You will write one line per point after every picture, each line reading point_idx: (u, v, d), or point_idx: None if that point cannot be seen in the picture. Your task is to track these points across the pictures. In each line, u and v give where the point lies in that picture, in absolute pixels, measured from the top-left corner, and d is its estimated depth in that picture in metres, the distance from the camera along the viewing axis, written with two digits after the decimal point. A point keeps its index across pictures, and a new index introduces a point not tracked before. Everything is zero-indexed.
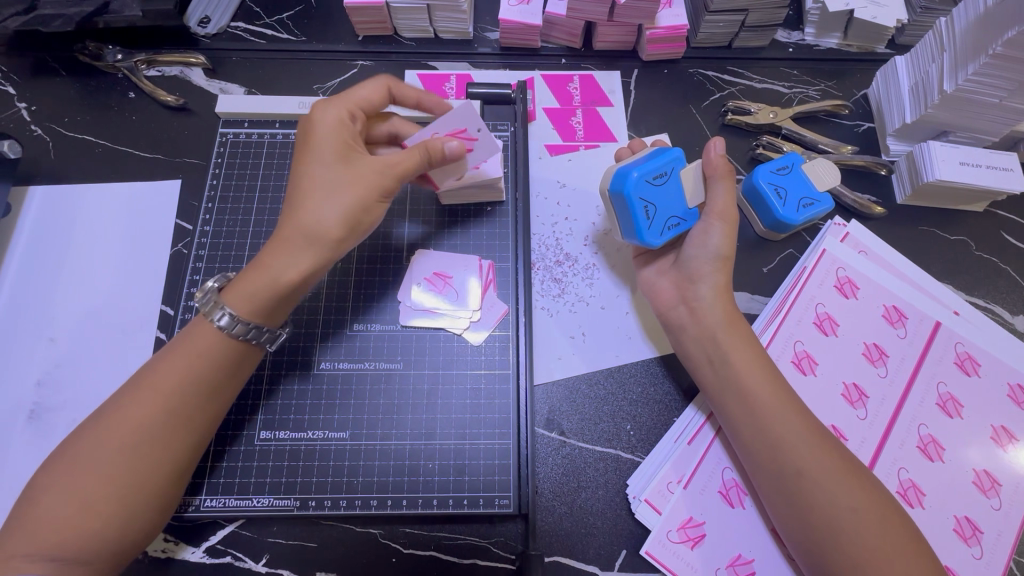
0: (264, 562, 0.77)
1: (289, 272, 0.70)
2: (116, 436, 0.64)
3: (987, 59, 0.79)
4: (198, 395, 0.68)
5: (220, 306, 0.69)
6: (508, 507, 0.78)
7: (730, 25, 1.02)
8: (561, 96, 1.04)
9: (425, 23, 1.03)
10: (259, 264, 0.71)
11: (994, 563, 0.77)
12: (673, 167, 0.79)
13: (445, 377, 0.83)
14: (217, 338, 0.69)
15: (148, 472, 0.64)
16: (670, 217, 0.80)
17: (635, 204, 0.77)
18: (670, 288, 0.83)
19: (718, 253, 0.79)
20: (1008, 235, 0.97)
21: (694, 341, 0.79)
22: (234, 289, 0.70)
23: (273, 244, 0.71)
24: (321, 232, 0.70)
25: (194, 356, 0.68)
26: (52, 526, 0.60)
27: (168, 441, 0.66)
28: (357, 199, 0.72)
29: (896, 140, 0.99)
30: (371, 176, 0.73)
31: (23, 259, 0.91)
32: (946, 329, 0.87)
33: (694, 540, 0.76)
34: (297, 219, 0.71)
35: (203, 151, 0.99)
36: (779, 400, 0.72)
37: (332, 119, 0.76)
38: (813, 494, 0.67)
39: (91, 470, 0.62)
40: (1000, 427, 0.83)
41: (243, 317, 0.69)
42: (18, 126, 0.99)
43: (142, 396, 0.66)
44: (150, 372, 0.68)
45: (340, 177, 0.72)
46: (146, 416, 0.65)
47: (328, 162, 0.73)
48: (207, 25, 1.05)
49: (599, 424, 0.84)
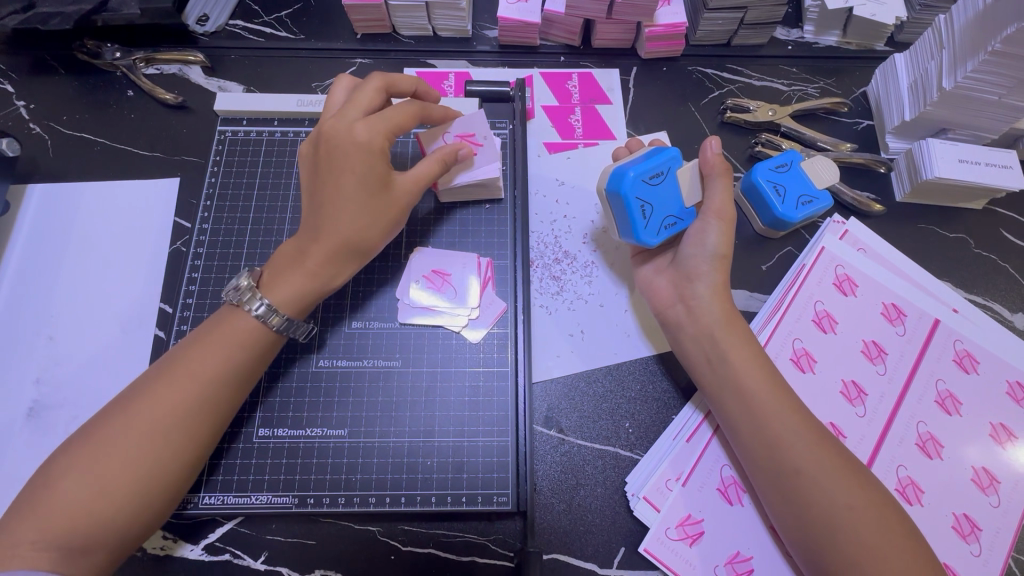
0: (263, 560, 0.77)
1: (330, 278, 0.76)
2: (143, 422, 0.64)
3: (985, 56, 0.79)
4: (227, 386, 0.69)
5: (259, 297, 0.72)
6: (506, 504, 0.78)
7: (729, 22, 1.02)
8: (560, 94, 1.04)
9: (424, 20, 1.03)
10: (300, 264, 0.74)
11: (993, 561, 0.77)
12: (669, 167, 0.80)
13: (444, 375, 0.83)
14: (256, 328, 0.71)
15: (170, 461, 0.65)
16: (667, 216, 0.80)
17: (633, 203, 0.78)
18: (668, 287, 0.84)
19: (715, 251, 0.79)
20: (1007, 233, 0.97)
21: (691, 340, 0.79)
22: (275, 289, 0.73)
23: (312, 249, 0.74)
24: (364, 246, 0.76)
25: (227, 345, 0.70)
26: (69, 510, 0.60)
27: (198, 426, 0.67)
28: (392, 215, 0.77)
29: (895, 138, 0.99)
30: (405, 194, 0.77)
31: (22, 257, 0.91)
32: (945, 326, 0.87)
33: (692, 538, 0.76)
34: (340, 232, 0.74)
35: (202, 149, 0.99)
36: (779, 400, 0.72)
37: (371, 136, 0.74)
38: (811, 494, 0.67)
39: (112, 456, 0.63)
40: (999, 425, 0.83)
41: (286, 313, 0.73)
42: (16, 124, 0.99)
43: (174, 379, 0.67)
44: (182, 359, 0.68)
45: (380, 195, 0.75)
46: (178, 400, 0.66)
47: (368, 179, 0.74)
48: (206, 23, 1.05)
49: (598, 422, 0.84)
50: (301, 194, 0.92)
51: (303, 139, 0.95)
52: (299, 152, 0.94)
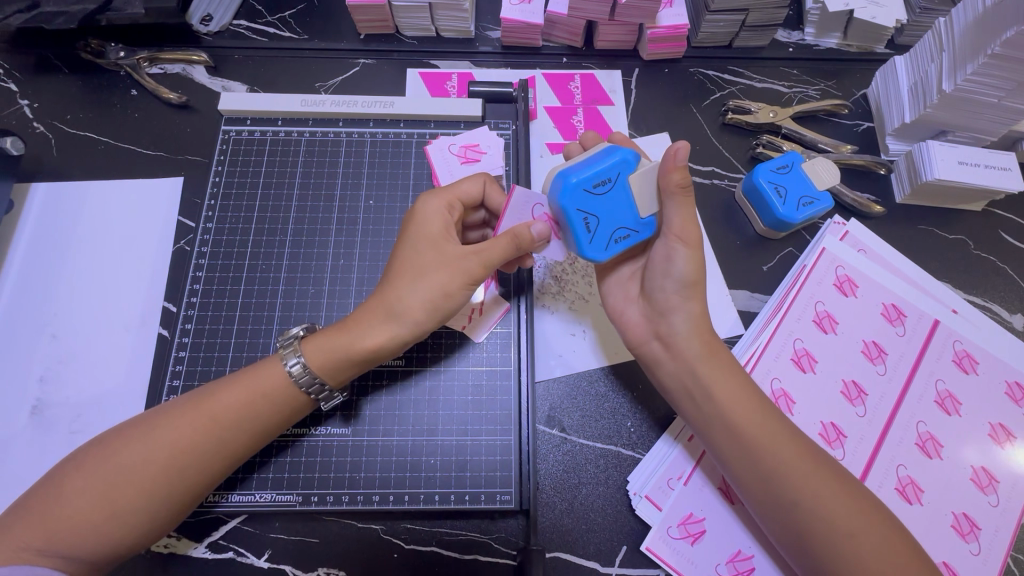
0: (266, 558, 0.77)
1: (372, 342, 0.70)
2: (162, 454, 0.64)
3: (985, 59, 0.79)
4: (249, 432, 0.68)
5: (297, 351, 0.71)
6: (509, 503, 0.78)
7: (730, 24, 1.03)
8: (562, 95, 1.05)
9: (427, 21, 1.04)
10: (346, 328, 0.71)
11: (992, 560, 0.77)
12: (619, 173, 0.70)
13: (447, 375, 0.83)
14: (284, 382, 0.70)
15: (178, 491, 0.65)
16: (616, 229, 0.72)
17: (573, 216, 0.70)
18: (641, 321, 0.80)
19: (681, 281, 0.74)
20: (1006, 234, 0.98)
21: (672, 376, 0.77)
22: (317, 341, 0.71)
23: (359, 310, 0.73)
24: (402, 309, 0.70)
25: (252, 390, 0.69)
26: (71, 528, 0.61)
27: (208, 463, 0.66)
28: (442, 286, 0.71)
29: (895, 140, 0.99)
30: (456, 261, 0.72)
31: (26, 256, 0.91)
32: (945, 327, 0.87)
33: (693, 536, 0.77)
34: (386, 293, 0.72)
35: (206, 148, 0.99)
36: (771, 432, 0.70)
37: (438, 211, 0.76)
38: (813, 525, 0.66)
39: (125, 479, 0.63)
40: (998, 425, 0.83)
41: (314, 369, 0.70)
42: (20, 123, 0.99)
43: (195, 416, 0.66)
44: (208, 395, 0.68)
45: (432, 260, 0.72)
46: (193, 438, 0.66)
47: (429, 248, 0.73)
48: (210, 22, 1.05)
49: (600, 421, 0.84)
50: (306, 193, 0.92)
51: (307, 138, 0.96)
52: (303, 152, 0.95)
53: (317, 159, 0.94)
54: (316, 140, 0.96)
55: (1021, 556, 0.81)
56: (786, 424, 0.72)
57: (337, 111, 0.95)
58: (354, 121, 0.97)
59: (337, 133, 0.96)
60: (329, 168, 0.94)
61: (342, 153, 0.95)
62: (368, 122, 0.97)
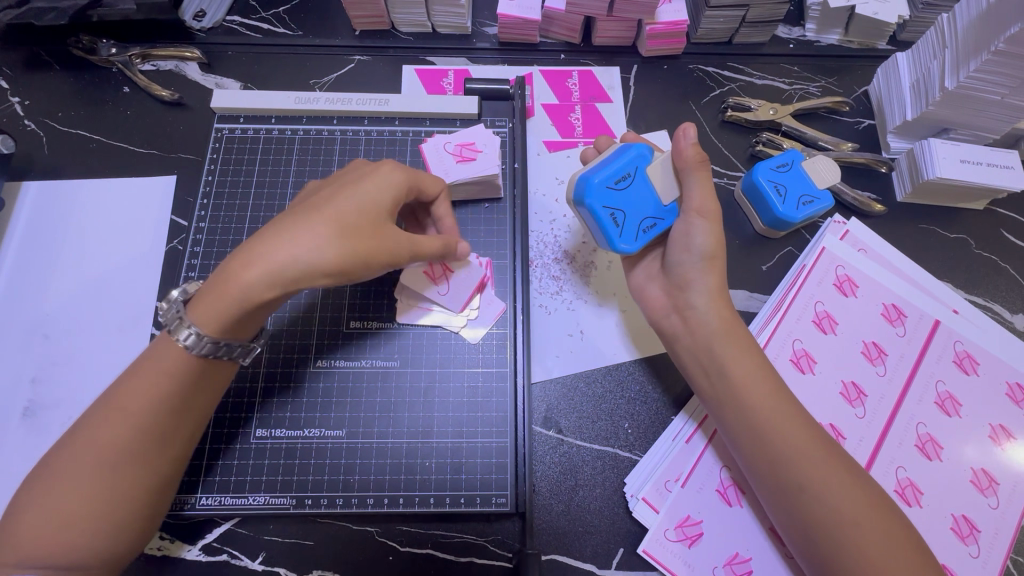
0: (261, 560, 0.77)
1: (260, 289, 0.62)
2: (93, 453, 0.61)
3: (988, 56, 0.78)
4: (171, 408, 0.64)
5: (188, 316, 0.64)
6: (504, 505, 0.77)
7: (731, 20, 1.01)
8: (559, 92, 1.04)
9: (423, 17, 1.02)
10: (227, 276, 0.63)
11: (992, 562, 0.77)
12: (637, 166, 0.76)
13: (442, 376, 0.83)
14: (182, 353, 0.64)
15: (130, 483, 0.62)
16: (643, 219, 0.76)
17: (600, 212, 0.74)
18: (662, 296, 0.80)
19: (702, 253, 0.74)
20: (1008, 232, 0.97)
21: (687, 350, 0.76)
22: (202, 296, 0.64)
23: (247, 252, 0.64)
24: (303, 257, 0.63)
25: (161, 370, 0.64)
26: (36, 541, 0.59)
27: (143, 449, 0.63)
28: (358, 241, 0.65)
29: (897, 137, 0.98)
30: (387, 240, 0.67)
31: (18, 255, 0.90)
32: (946, 327, 0.87)
33: (691, 539, 0.76)
34: (284, 239, 0.63)
35: (199, 146, 0.98)
36: (783, 415, 0.69)
37: (395, 187, 0.70)
38: (816, 512, 0.65)
39: (68, 487, 0.60)
40: (998, 426, 0.83)
41: (205, 328, 0.63)
42: (11, 121, 0.98)
43: (110, 412, 0.62)
44: (117, 390, 0.64)
45: (351, 217, 0.65)
46: (114, 431, 0.62)
47: (364, 214, 0.67)
48: (203, 19, 1.04)
49: (597, 423, 0.84)
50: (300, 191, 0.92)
51: (300, 137, 0.94)
52: (297, 150, 0.94)
53: (312, 158, 0.93)
54: (310, 138, 0.94)
55: (1021, 559, 0.80)
56: (802, 411, 0.71)
57: (332, 109, 0.94)
58: (349, 120, 0.96)
59: (331, 131, 0.95)
60: (324, 167, 0.93)
61: (337, 151, 0.94)
62: (363, 120, 0.96)
